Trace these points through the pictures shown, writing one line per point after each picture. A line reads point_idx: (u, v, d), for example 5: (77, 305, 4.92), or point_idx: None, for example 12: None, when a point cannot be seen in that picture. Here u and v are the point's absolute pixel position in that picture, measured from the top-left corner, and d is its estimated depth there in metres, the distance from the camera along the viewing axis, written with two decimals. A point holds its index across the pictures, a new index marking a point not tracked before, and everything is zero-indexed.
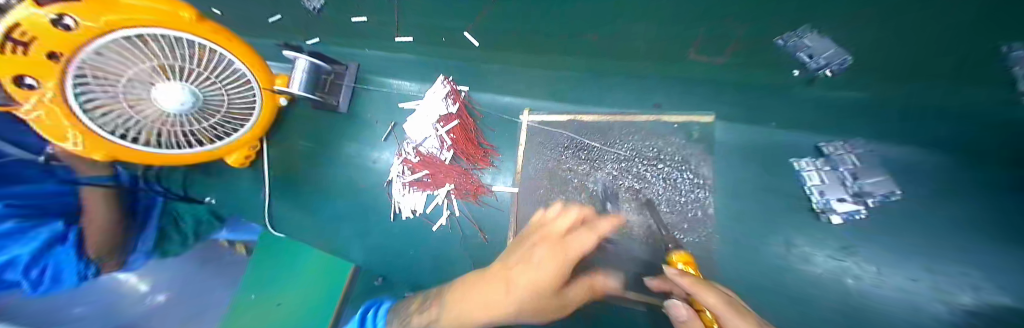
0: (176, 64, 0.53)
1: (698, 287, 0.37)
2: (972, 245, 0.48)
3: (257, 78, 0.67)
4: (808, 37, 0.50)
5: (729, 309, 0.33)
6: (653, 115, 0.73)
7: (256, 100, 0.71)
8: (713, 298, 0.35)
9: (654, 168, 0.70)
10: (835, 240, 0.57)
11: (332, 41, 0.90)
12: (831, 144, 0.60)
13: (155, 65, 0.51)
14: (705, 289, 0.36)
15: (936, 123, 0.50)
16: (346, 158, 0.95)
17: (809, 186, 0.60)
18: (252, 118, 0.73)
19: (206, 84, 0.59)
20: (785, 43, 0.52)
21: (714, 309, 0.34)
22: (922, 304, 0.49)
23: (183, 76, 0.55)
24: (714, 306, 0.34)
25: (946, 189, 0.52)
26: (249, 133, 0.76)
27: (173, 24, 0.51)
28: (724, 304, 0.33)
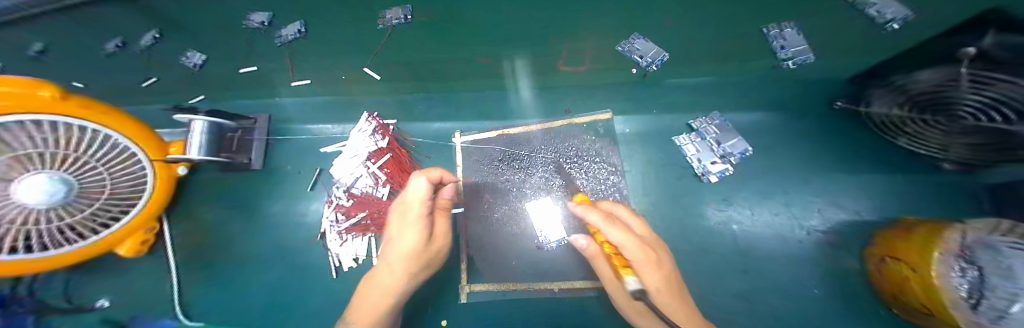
0: (45, 152, 0.41)
1: (606, 224, 0.45)
2: (814, 177, 0.64)
3: (145, 150, 0.55)
4: (637, 42, 0.62)
5: (603, 221, 0.45)
6: (565, 120, 0.79)
7: (145, 174, 0.57)
8: (593, 215, 0.46)
9: (578, 165, 0.75)
10: (718, 195, 0.66)
11: (215, 94, 0.77)
12: (698, 119, 0.70)
13: (8, 160, 0.38)
14: (588, 210, 0.47)
15: (767, 88, 0.63)
16: (272, 216, 0.87)
17: (689, 156, 0.68)
18: (142, 195, 0.58)
19: (83, 168, 0.45)
20: (624, 49, 0.63)
21: (597, 224, 0.46)
22: (787, 232, 0.61)
23: (46, 163, 0.41)
24: (597, 223, 0.45)
25: (779, 141, 0.68)
26: (143, 213, 0.60)
27: (35, 105, 0.40)
28: (601, 218, 0.46)
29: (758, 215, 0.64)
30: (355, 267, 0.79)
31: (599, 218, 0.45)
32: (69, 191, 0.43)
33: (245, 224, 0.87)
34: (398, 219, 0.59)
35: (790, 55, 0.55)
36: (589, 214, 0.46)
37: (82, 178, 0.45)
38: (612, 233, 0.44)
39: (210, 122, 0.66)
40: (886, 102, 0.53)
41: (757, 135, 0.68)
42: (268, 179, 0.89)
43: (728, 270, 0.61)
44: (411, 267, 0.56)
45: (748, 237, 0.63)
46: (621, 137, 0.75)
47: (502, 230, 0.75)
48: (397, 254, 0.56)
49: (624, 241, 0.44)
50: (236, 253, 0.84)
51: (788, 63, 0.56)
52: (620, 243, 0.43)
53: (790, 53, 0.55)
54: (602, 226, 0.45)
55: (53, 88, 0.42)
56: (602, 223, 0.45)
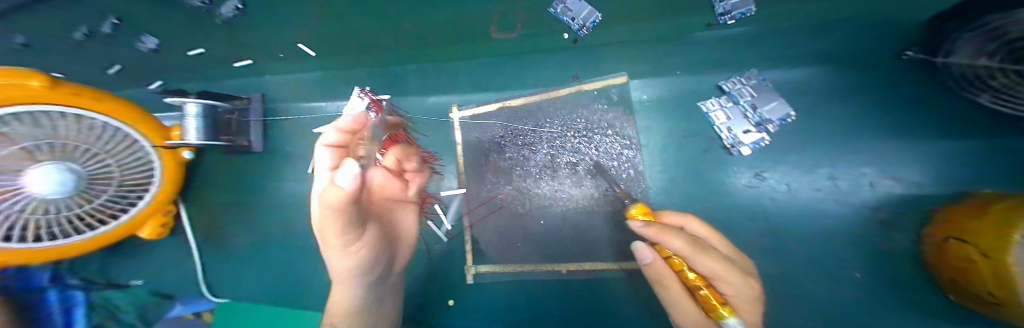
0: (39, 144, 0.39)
1: (692, 252, 0.38)
2: (863, 144, 0.55)
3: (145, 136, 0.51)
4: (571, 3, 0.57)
5: (690, 249, 0.38)
6: (574, 87, 0.70)
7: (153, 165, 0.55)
8: (680, 243, 0.38)
9: (588, 140, 0.68)
10: (748, 168, 0.59)
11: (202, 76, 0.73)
12: (730, 80, 0.60)
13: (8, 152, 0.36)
14: (670, 235, 0.39)
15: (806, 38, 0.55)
16: (274, 198, 0.86)
17: (718, 125, 0.59)
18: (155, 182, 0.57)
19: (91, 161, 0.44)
20: (556, 10, 0.59)
21: (686, 253, 0.38)
22: (822, 207, 0.55)
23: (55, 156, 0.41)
24: (683, 252, 0.38)
25: (827, 103, 0.58)
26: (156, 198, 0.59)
27: (28, 97, 0.37)
28: (687, 245, 0.38)
29: (794, 191, 0.57)
30: None
31: (687, 246, 0.38)
32: (77, 180, 0.42)
33: (250, 209, 0.86)
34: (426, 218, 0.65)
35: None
36: (672, 240, 0.38)
37: (85, 167, 0.44)
38: (706, 264, 0.38)
39: (204, 104, 0.60)
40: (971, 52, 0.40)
41: (802, 98, 0.58)
42: (266, 162, 0.86)
43: (756, 250, 0.56)
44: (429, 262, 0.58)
45: (780, 214, 0.56)
46: (638, 105, 0.66)
47: (505, 212, 0.71)
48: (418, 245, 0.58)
49: (718, 270, 0.39)
50: (247, 237, 0.85)
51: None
52: (713, 273, 0.39)
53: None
54: (690, 255, 0.38)
55: (44, 78, 0.37)
56: (693, 252, 0.38)
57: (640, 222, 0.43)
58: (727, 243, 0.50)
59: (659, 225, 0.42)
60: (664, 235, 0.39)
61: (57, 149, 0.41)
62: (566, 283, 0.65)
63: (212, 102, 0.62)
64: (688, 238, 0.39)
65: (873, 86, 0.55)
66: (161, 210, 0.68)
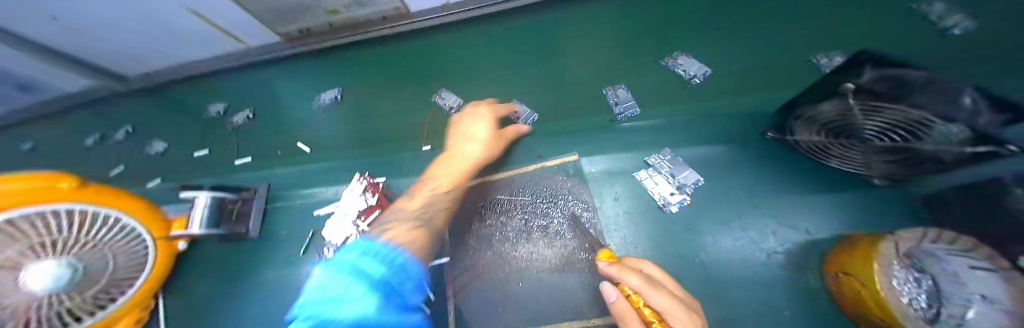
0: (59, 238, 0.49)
1: (647, 287, 0.48)
2: (767, 199, 0.69)
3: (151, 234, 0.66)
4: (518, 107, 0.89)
5: (646, 286, 0.49)
6: (538, 163, 0.86)
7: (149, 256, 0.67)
8: (634, 279, 0.49)
9: (554, 205, 0.81)
10: (684, 223, 0.70)
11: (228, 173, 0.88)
12: (652, 156, 0.77)
13: (28, 247, 0.46)
14: (628, 274, 0.51)
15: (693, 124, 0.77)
16: (256, 284, 0.87)
17: (651, 189, 0.74)
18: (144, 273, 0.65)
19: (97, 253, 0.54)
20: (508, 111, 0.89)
21: (640, 289, 0.49)
22: (754, 255, 0.64)
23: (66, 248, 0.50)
24: (639, 287, 0.49)
25: (732, 167, 0.73)
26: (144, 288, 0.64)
27: (52, 196, 0.49)
28: (642, 282, 0.49)
29: (726, 241, 0.66)
30: None
31: (639, 282, 0.49)
32: (70, 275, 0.49)
33: (228, 298, 0.85)
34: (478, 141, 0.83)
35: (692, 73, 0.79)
36: (629, 278, 0.50)
37: (80, 261, 0.51)
38: (660, 301, 0.46)
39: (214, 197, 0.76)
40: (808, 129, 0.63)
41: (710, 164, 0.74)
42: (260, 247, 0.91)
43: (710, 299, 0.61)
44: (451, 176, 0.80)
45: (723, 264, 0.64)
46: (590, 176, 0.81)
47: (488, 276, 0.75)
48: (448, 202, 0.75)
49: (669, 306, 0.46)
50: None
51: (694, 79, 0.79)
52: (665, 309, 0.46)
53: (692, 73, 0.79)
54: (644, 290, 0.48)
55: (72, 181, 0.53)
56: (644, 287, 0.48)
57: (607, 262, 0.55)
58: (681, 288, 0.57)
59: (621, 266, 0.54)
60: (623, 273, 0.51)
61: (41, 249, 0.47)
62: None
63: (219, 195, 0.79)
64: (642, 277, 0.50)
65: (757, 155, 0.73)
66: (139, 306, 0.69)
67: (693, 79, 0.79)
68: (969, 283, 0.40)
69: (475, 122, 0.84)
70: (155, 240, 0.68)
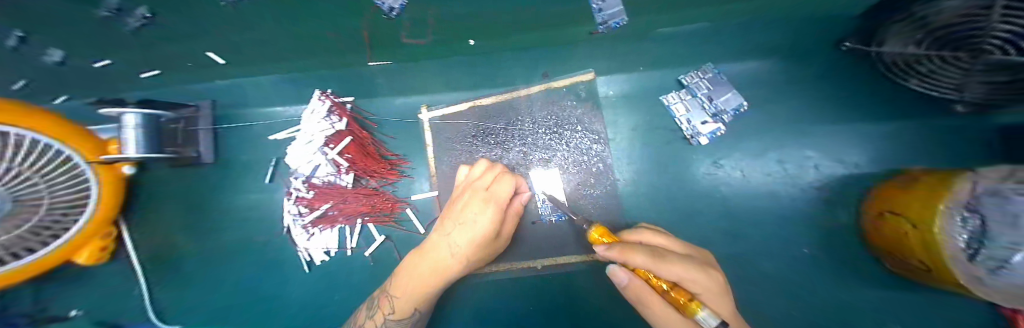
0: None
1: (655, 264, 0.37)
2: (807, 131, 0.60)
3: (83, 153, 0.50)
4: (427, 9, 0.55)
5: (653, 262, 0.37)
6: (542, 85, 0.70)
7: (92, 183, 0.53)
8: (640, 257, 0.37)
9: (559, 136, 0.69)
10: (707, 158, 0.62)
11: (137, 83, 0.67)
12: (688, 74, 0.63)
13: None
14: (632, 253, 0.38)
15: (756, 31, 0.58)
16: (229, 211, 0.79)
17: (678, 118, 0.62)
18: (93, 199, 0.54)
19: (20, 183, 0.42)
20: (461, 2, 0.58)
21: (649, 268, 0.37)
22: (773, 190, 0.60)
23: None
24: (647, 266, 0.37)
25: (772, 96, 0.62)
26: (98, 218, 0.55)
27: None
28: (649, 258, 0.38)
29: (749, 176, 0.61)
30: (328, 260, 0.75)
31: (649, 261, 0.37)
32: None
33: (204, 226, 0.79)
34: (474, 204, 0.54)
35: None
36: (636, 258, 0.38)
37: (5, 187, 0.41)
38: (672, 273, 0.37)
39: (145, 115, 0.56)
40: (903, 33, 0.43)
41: (752, 89, 0.63)
42: (221, 174, 0.80)
43: (714, 233, 0.60)
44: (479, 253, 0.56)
45: (737, 199, 0.60)
46: (605, 101, 0.68)
47: None
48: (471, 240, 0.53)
49: (684, 273, 0.38)
50: (200, 257, 0.78)
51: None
52: (680, 279, 0.38)
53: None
54: (655, 268, 0.37)
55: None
56: (656, 267, 0.37)
57: (603, 246, 0.42)
58: (677, 241, 0.52)
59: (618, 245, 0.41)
60: (629, 254, 0.38)
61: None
62: (543, 280, 0.64)
63: (154, 111, 0.58)
64: (646, 250, 0.39)
65: (809, 79, 0.61)
66: (100, 233, 0.60)
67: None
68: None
69: (473, 207, 0.54)
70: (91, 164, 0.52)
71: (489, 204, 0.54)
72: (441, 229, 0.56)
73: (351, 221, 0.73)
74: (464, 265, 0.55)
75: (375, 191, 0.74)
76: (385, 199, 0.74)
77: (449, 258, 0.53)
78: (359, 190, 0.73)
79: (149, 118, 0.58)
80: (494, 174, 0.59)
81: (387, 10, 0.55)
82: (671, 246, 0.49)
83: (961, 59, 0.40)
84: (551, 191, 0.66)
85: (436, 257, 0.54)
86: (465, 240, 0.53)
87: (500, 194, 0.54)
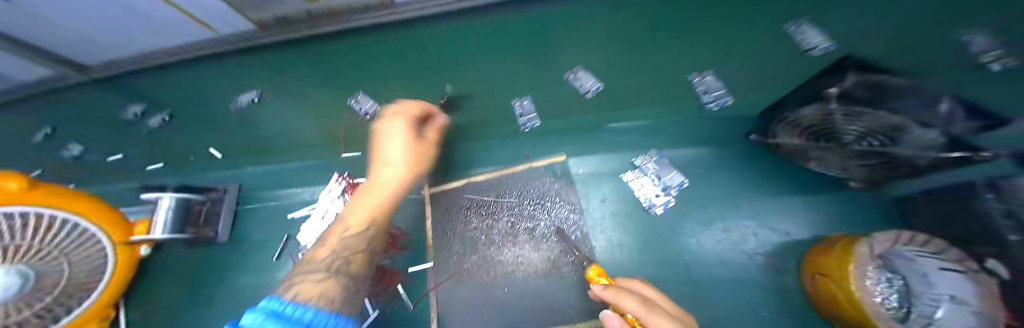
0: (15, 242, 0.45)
1: (642, 311, 0.41)
2: (751, 201, 0.70)
3: (108, 234, 0.59)
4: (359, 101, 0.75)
5: (642, 309, 0.42)
6: (525, 164, 0.84)
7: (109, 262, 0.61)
8: (631, 302, 0.43)
9: (542, 206, 0.79)
10: (669, 226, 0.71)
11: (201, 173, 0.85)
12: (640, 157, 0.77)
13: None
14: (623, 296, 0.44)
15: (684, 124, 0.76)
16: (229, 292, 0.81)
17: (635, 193, 0.75)
18: (104, 277, 0.60)
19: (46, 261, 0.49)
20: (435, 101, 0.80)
21: (639, 314, 0.42)
22: (735, 255, 0.66)
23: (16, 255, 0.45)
24: (636, 311, 0.42)
25: (714, 171, 0.75)
26: (101, 296, 0.60)
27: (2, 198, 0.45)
28: (640, 306, 0.42)
29: (702, 243, 0.68)
30: None
31: (640, 308, 0.42)
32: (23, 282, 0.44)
33: (200, 307, 0.80)
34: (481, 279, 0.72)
35: (712, 99, 0.69)
36: (625, 301, 0.43)
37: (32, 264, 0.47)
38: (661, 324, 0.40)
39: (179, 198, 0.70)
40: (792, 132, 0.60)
41: (695, 166, 0.76)
42: (228, 254, 0.85)
43: (689, 297, 0.63)
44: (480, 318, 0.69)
45: (704, 264, 0.66)
46: (578, 177, 0.81)
47: (473, 281, 0.73)
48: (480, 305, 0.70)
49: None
50: None
51: (712, 105, 0.70)
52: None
53: (712, 97, 0.69)
54: (646, 318, 0.41)
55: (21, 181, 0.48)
56: (645, 313, 0.41)
57: (600, 285, 0.48)
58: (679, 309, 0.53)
59: (614, 287, 0.47)
60: (619, 296, 0.44)
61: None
62: None
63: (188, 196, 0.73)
64: (639, 298, 0.44)
65: (738, 158, 0.74)
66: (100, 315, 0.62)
67: (711, 106, 0.70)
68: (929, 280, 0.43)
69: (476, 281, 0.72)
70: (115, 245, 0.61)
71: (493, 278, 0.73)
72: (359, 193, 0.58)
73: None
74: (367, 231, 0.54)
75: None
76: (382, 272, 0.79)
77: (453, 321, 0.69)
78: None
79: (182, 201, 0.72)
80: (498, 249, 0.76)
81: (363, 114, 0.76)
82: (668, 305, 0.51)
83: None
84: (536, 258, 0.73)
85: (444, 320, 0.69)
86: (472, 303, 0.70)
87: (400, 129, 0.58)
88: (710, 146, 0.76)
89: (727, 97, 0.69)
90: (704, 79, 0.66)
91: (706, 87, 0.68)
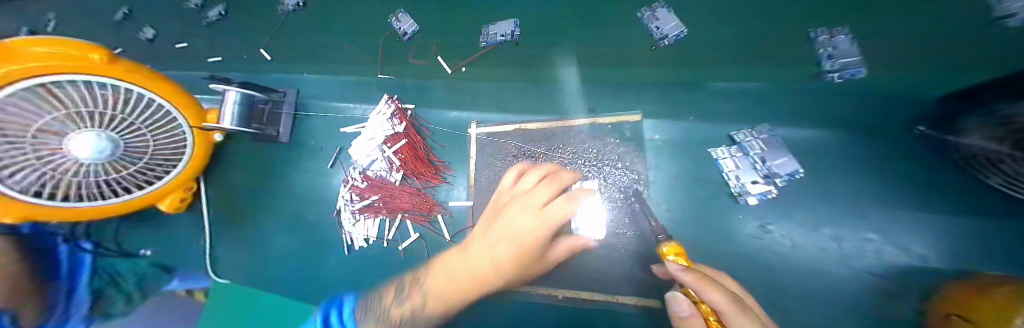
0: (99, 110, 0.44)
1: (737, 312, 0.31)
2: (866, 211, 0.58)
3: (186, 117, 0.58)
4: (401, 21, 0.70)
5: (736, 308, 0.31)
6: (588, 119, 0.74)
7: (188, 141, 0.61)
8: (722, 296, 0.32)
9: (598, 170, 0.71)
10: (753, 218, 0.61)
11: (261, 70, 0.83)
12: (741, 131, 0.63)
13: (64, 114, 0.41)
14: (710, 286, 0.34)
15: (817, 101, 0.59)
16: (291, 189, 0.88)
17: (726, 173, 0.62)
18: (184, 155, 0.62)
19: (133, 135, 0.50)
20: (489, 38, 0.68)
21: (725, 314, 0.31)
22: (826, 265, 0.57)
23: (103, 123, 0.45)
24: (721, 304, 0.32)
25: (827, 166, 0.61)
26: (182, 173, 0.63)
27: (93, 69, 0.43)
28: (738, 310, 0.31)
29: (798, 248, 0.59)
30: (366, 247, 0.80)
31: (737, 312, 0.31)
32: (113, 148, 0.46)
33: (267, 196, 0.88)
34: (523, 214, 0.55)
35: (837, 67, 0.50)
36: (711, 293, 0.33)
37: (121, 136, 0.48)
38: None
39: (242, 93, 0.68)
40: (970, 133, 0.44)
41: (808, 157, 0.62)
42: (288, 154, 0.89)
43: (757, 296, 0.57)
44: (514, 266, 0.52)
45: (783, 267, 0.58)
46: (650, 144, 0.70)
47: None
48: (513, 252, 0.51)
49: None
50: (251, 224, 0.86)
51: (833, 75, 0.52)
52: None
53: (838, 64, 0.50)
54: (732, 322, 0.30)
55: (104, 53, 0.44)
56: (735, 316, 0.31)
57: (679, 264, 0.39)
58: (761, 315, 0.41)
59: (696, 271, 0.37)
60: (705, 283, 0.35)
61: (86, 116, 0.43)
62: (564, 312, 0.62)
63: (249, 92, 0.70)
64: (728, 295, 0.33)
65: (872, 158, 0.60)
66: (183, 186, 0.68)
67: (831, 75, 0.52)
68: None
69: (518, 212, 0.55)
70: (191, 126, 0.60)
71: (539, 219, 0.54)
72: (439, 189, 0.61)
73: (393, 215, 0.79)
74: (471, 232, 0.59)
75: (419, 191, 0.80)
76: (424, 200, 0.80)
77: (488, 265, 0.50)
78: (405, 188, 0.80)
79: (245, 97, 0.69)
80: (553, 190, 0.60)
81: (403, 34, 0.71)
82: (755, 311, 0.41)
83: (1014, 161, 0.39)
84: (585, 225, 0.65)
85: (473, 263, 0.51)
86: (509, 249, 0.51)
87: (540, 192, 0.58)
88: (831, 136, 0.61)
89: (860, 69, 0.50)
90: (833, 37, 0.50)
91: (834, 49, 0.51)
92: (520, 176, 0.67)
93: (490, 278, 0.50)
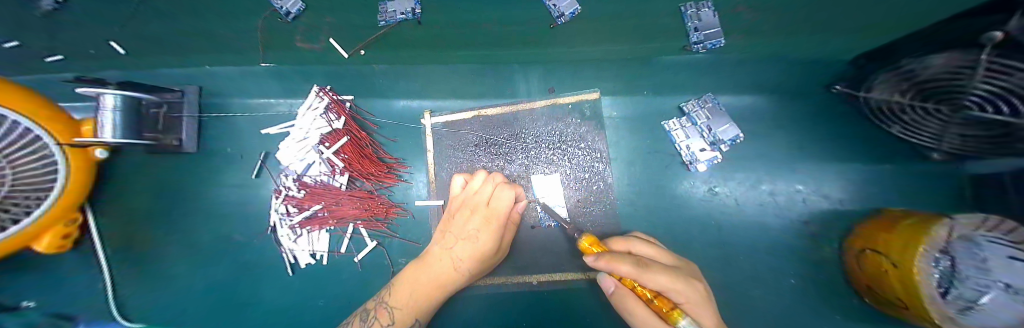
0: None
1: (641, 272, 0.35)
2: (796, 167, 0.64)
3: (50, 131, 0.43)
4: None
5: (638, 271, 0.35)
6: (548, 100, 0.71)
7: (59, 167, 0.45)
8: (626, 266, 0.35)
9: (560, 152, 0.69)
10: (705, 185, 0.64)
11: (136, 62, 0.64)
12: (687, 102, 0.65)
13: None
14: (617, 261, 0.35)
15: (756, 68, 0.62)
16: (210, 207, 0.74)
17: (678, 143, 0.64)
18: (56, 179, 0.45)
19: None
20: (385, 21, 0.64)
21: (634, 277, 0.35)
22: (765, 220, 0.62)
23: None
24: (631, 275, 0.35)
25: (767, 129, 0.66)
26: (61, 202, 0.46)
27: None
28: (634, 267, 0.35)
29: (742, 209, 0.63)
30: (315, 263, 0.71)
31: (635, 270, 0.35)
32: None
33: (178, 219, 0.72)
34: (475, 219, 0.56)
35: (701, 38, 0.58)
36: (620, 267, 0.35)
37: None
38: (656, 282, 0.35)
39: (125, 96, 0.51)
40: (891, 86, 0.49)
41: (750, 121, 0.66)
42: (199, 167, 0.74)
43: (709, 255, 0.61)
44: (480, 265, 0.56)
45: (731, 226, 0.62)
46: (609, 121, 0.69)
47: None
48: (473, 253, 0.54)
49: (668, 283, 0.36)
50: (158, 256, 0.70)
51: (698, 47, 0.59)
52: (665, 288, 0.36)
53: (703, 36, 0.57)
54: (640, 277, 0.35)
55: None
56: (642, 275, 0.35)
57: (590, 255, 0.38)
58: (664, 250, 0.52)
59: (604, 253, 0.38)
60: (614, 261, 0.35)
61: None
62: (535, 296, 0.63)
63: (133, 94, 0.53)
64: (630, 257, 0.37)
65: (804, 117, 0.64)
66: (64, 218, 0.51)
67: (697, 47, 0.58)
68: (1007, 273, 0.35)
69: (473, 219, 0.56)
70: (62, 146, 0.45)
71: (489, 221, 0.56)
72: (463, 189, 0.64)
73: (342, 224, 0.71)
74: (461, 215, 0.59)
75: (370, 194, 0.72)
76: (378, 203, 0.72)
77: (453, 271, 0.54)
78: (354, 192, 0.71)
79: (129, 102, 0.53)
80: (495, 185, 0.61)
81: (285, 14, 0.63)
82: (658, 256, 0.50)
83: (950, 110, 0.44)
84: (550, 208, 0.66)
85: (436, 270, 0.54)
86: (466, 255, 0.54)
87: (499, 210, 0.56)
88: (768, 100, 0.66)
89: (719, 40, 0.58)
90: (699, 10, 0.58)
91: (700, 22, 0.58)
92: (467, 177, 0.67)
93: (454, 277, 0.54)
